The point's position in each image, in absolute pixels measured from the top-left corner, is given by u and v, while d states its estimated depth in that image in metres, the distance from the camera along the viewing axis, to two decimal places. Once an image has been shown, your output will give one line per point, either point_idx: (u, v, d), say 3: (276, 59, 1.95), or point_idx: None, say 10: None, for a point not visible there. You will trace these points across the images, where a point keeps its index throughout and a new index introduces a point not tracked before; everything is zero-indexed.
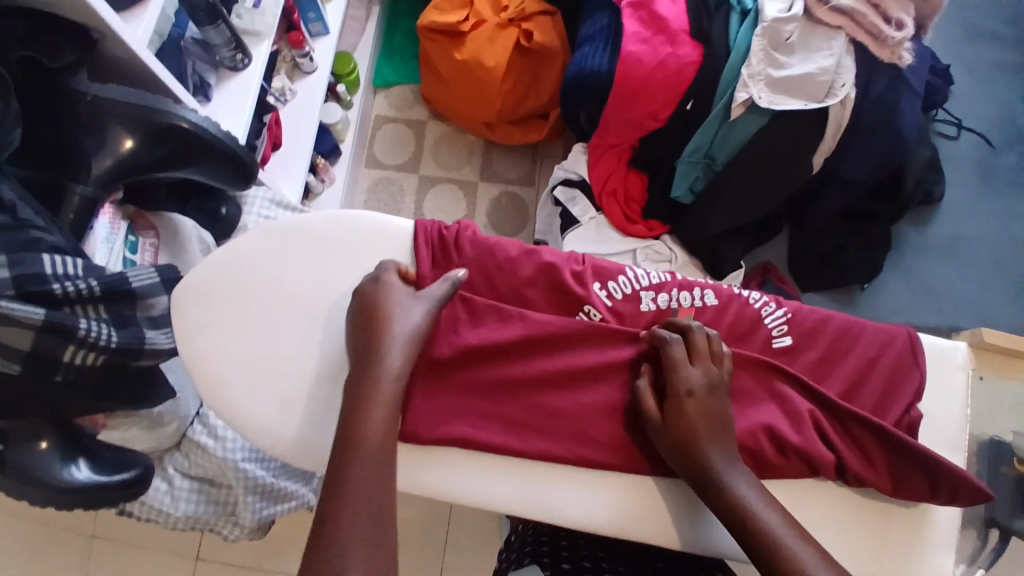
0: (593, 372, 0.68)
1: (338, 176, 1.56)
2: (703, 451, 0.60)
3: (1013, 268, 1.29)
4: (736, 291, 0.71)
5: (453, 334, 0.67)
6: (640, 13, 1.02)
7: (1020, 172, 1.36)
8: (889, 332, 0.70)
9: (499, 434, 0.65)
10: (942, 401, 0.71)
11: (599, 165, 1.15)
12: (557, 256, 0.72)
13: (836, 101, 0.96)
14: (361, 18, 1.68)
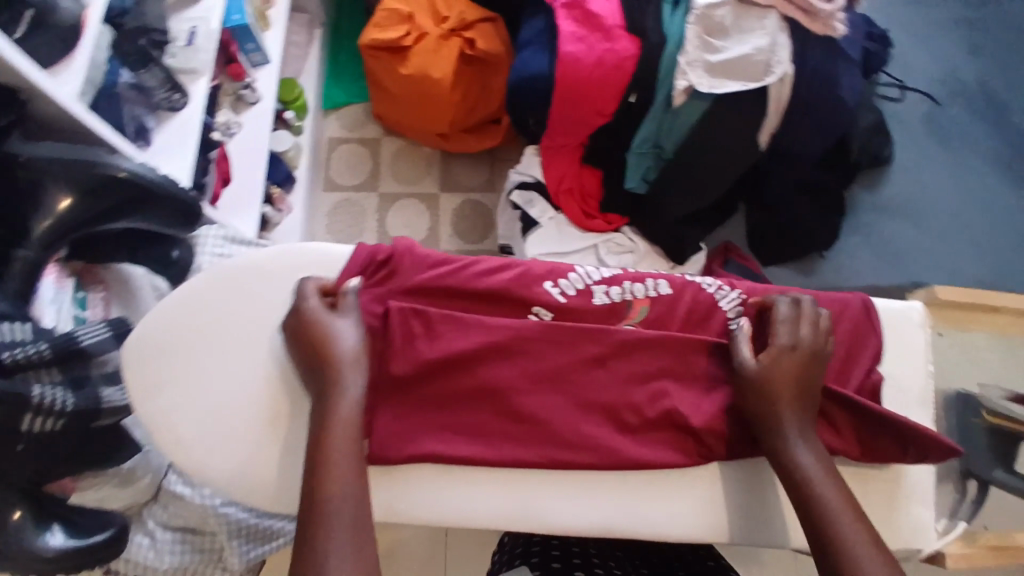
0: (562, 372, 0.64)
1: (295, 203, 1.55)
2: (781, 412, 0.61)
3: (967, 219, 1.32)
4: (689, 278, 0.70)
5: (409, 351, 0.63)
6: (574, 13, 1.02)
7: (966, 125, 1.40)
8: (842, 299, 0.71)
9: (470, 447, 0.63)
10: (906, 362, 0.71)
11: (553, 165, 1.17)
12: (500, 261, 0.69)
13: (774, 80, 0.97)
14: (303, 43, 1.67)
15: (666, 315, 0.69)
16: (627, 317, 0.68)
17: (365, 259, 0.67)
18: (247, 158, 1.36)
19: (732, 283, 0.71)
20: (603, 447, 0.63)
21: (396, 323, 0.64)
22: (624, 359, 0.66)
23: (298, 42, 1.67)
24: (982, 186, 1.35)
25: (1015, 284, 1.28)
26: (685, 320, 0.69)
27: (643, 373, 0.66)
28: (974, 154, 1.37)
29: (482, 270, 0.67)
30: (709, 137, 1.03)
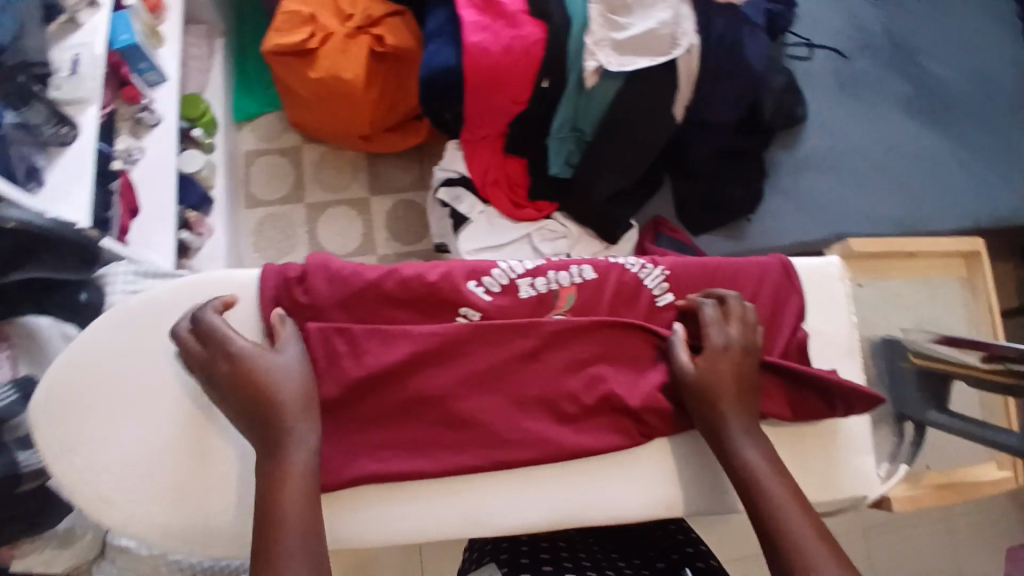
0: (494, 372, 0.63)
1: (216, 224, 1.49)
2: (721, 414, 0.62)
3: (881, 167, 1.37)
4: (613, 260, 0.70)
5: (335, 371, 0.61)
6: (475, 2, 1.00)
7: (873, 76, 1.45)
8: (763, 263, 0.72)
9: (411, 460, 0.62)
10: (829, 317, 0.74)
11: (476, 157, 1.14)
12: (419, 266, 0.66)
13: (681, 52, 0.99)
14: (205, 55, 1.59)
15: (594, 301, 0.68)
16: (557, 307, 0.68)
17: (275, 283, 0.63)
18: (156, 184, 1.29)
19: (655, 260, 0.71)
20: (546, 440, 0.63)
21: (318, 345, 0.61)
22: (558, 350, 0.65)
23: (199, 56, 1.59)
24: (892, 133, 1.40)
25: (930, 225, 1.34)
26: (613, 304, 0.69)
27: (579, 361, 0.65)
28: (883, 104, 1.43)
29: (400, 278, 0.65)
30: (626, 115, 1.02)
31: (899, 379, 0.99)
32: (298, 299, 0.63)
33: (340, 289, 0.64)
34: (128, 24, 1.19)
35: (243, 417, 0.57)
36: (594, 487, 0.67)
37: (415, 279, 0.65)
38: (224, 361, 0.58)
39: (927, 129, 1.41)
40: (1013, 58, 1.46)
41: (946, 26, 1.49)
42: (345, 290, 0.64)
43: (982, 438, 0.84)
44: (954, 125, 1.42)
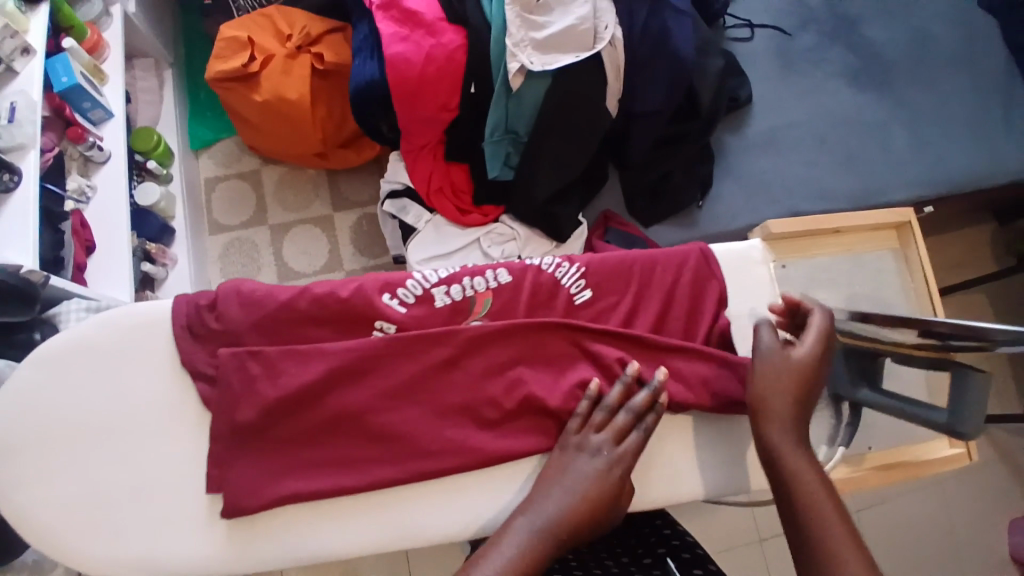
0: (412, 384, 0.64)
1: (180, 255, 1.51)
2: (777, 406, 0.64)
3: (830, 140, 1.37)
4: (529, 261, 0.70)
5: (251, 395, 0.63)
6: (392, 14, 1.01)
7: (816, 50, 1.45)
8: (682, 253, 0.73)
9: (334, 479, 0.63)
10: (750, 298, 0.74)
11: (418, 167, 1.14)
12: (330, 282, 0.67)
13: (604, 45, 1.00)
14: (153, 87, 1.58)
15: (510, 303, 0.69)
16: (472, 312, 0.69)
17: (190, 312, 0.67)
18: (111, 223, 1.28)
19: (572, 258, 0.72)
20: (467, 447, 0.63)
21: (233, 371, 0.63)
22: (475, 357, 0.66)
23: (148, 88, 1.57)
24: (840, 105, 1.41)
25: (891, 193, 1.33)
26: (530, 305, 0.69)
27: (502, 367, 0.66)
28: (828, 77, 1.43)
29: (311, 297, 0.66)
30: (557, 113, 1.03)
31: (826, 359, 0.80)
32: (210, 327, 0.67)
33: (251, 314, 0.66)
34: (68, 66, 1.19)
35: (561, 502, 0.59)
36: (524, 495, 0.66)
37: (326, 297, 0.66)
38: (599, 466, 0.61)
39: (874, 98, 1.42)
40: (952, 20, 1.48)
41: None
42: (258, 313, 0.66)
43: (919, 419, 0.69)
44: (900, 92, 1.42)
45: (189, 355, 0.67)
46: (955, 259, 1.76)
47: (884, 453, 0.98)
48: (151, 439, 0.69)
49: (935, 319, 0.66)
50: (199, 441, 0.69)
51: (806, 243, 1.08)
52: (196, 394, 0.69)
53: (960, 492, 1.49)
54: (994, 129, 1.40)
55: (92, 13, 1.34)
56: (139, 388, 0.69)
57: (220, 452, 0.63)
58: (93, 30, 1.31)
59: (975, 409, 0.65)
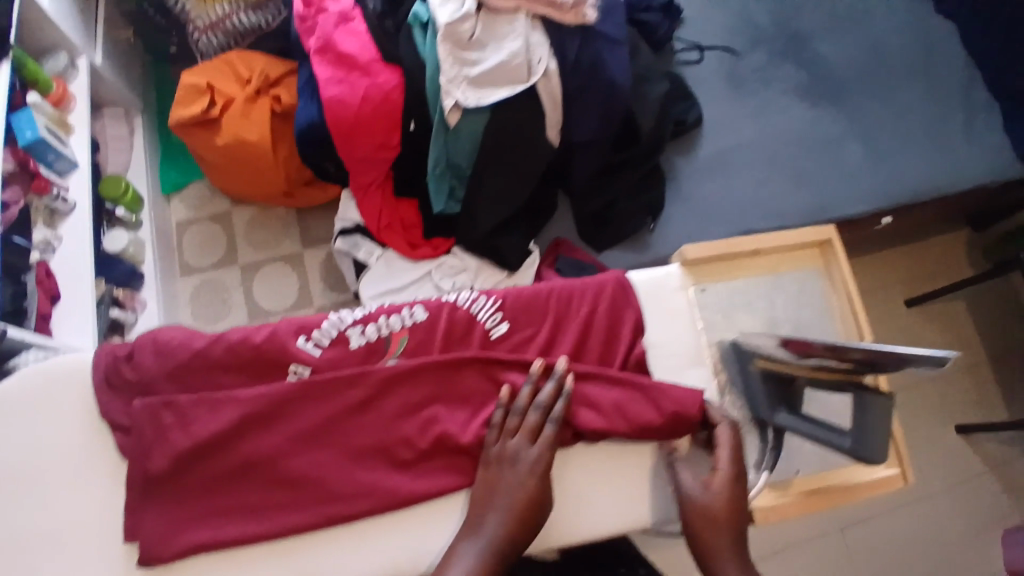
0: (317, 431, 0.72)
1: (149, 298, 1.52)
2: (717, 544, 0.69)
3: (784, 157, 1.37)
4: (444, 299, 0.78)
5: (163, 444, 0.69)
6: (328, 57, 1.05)
7: (765, 69, 1.46)
8: (600, 282, 0.80)
9: (244, 526, 0.69)
10: (670, 324, 0.81)
11: (367, 203, 1.16)
12: (242, 329, 0.75)
13: (538, 77, 1.02)
14: (125, 135, 1.59)
15: (424, 338, 0.77)
16: (389, 350, 0.76)
17: (106, 360, 0.74)
18: (78, 272, 1.25)
19: (490, 292, 0.79)
20: (373, 487, 0.71)
21: (147, 421, 0.70)
22: (384, 398, 0.73)
23: (118, 136, 1.58)
24: (790, 123, 1.41)
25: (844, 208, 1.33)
26: (446, 341, 0.77)
27: (404, 409, 0.73)
28: (780, 94, 1.43)
29: (226, 345, 0.73)
30: (496, 146, 1.05)
31: (749, 382, 0.79)
32: (129, 376, 0.73)
33: (166, 363, 0.73)
34: (32, 119, 1.19)
35: (500, 519, 0.68)
36: (423, 536, 0.72)
37: (238, 345, 0.73)
38: (523, 470, 0.70)
39: (825, 113, 1.42)
40: (903, 31, 1.49)
41: (833, 10, 1.51)
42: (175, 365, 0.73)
43: (831, 443, 0.73)
44: (852, 104, 1.43)
45: (106, 407, 0.74)
46: (932, 267, 1.71)
47: (810, 478, 0.84)
48: (78, 482, 0.73)
49: (851, 347, 0.68)
50: (115, 487, 0.73)
51: (725, 266, 0.90)
52: (111, 443, 0.74)
53: (946, 506, 1.50)
54: (950, 137, 1.41)
55: (57, 68, 1.34)
56: (63, 435, 0.74)
57: (135, 499, 0.69)
58: (59, 83, 1.32)
59: (875, 431, 0.71)
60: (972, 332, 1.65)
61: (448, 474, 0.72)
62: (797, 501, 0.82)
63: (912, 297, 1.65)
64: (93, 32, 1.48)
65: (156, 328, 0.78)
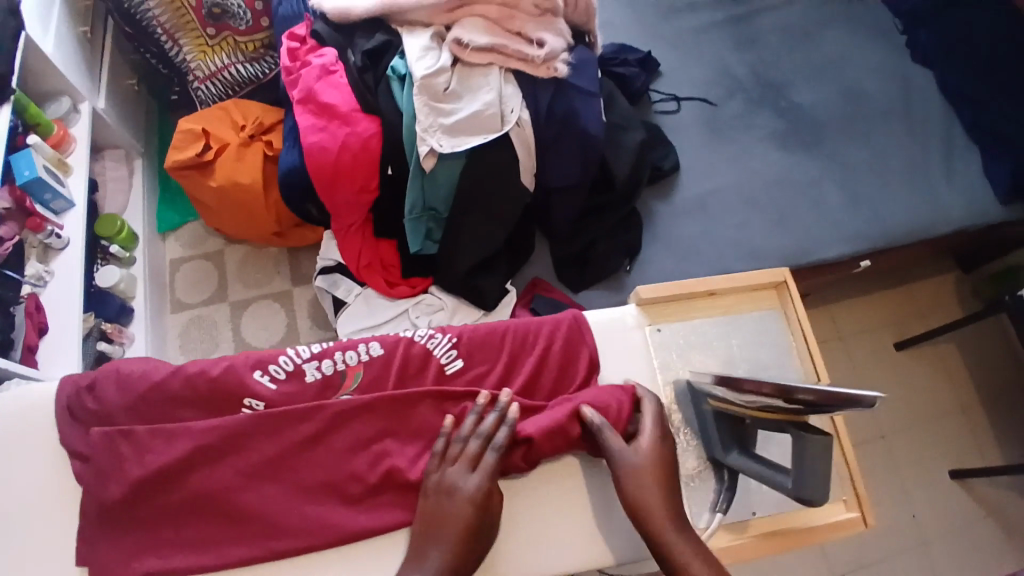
0: (269, 465, 0.76)
1: (137, 332, 1.54)
2: (657, 519, 0.73)
3: (765, 198, 1.38)
4: (400, 337, 0.84)
5: (117, 474, 0.74)
6: (310, 107, 1.11)
7: (744, 117, 1.48)
8: (555, 323, 0.87)
9: (189, 559, 0.72)
10: (623, 359, 0.89)
11: (347, 244, 1.19)
12: (202, 363, 0.79)
13: (511, 126, 1.07)
14: (123, 177, 1.65)
15: (379, 372, 0.82)
16: (343, 385, 0.81)
17: (70, 391, 0.78)
18: (66, 306, 1.28)
19: (445, 330, 0.85)
20: (320, 523, 0.74)
21: (104, 449, 0.74)
22: (336, 433, 0.77)
23: (118, 177, 1.65)
24: (769, 167, 1.42)
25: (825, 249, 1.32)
26: (401, 376, 0.82)
27: (351, 446, 0.77)
28: (758, 141, 1.45)
29: (185, 378, 0.78)
30: (471, 190, 1.09)
31: (704, 422, 0.83)
32: (92, 405, 0.78)
33: (127, 394, 0.78)
34: (31, 160, 1.25)
35: (441, 553, 0.70)
36: (364, 572, 0.75)
37: (197, 378, 0.78)
38: (463, 498, 0.72)
39: (802, 158, 1.43)
40: (879, 79, 1.53)
41: (808, 60, 1.56)
42: (136, 396, 0.78)
43: (773, 483, 0.74)
44: (829, 150, 1.44)
45: (67, 436, 0.77)
46: (922, 308, 1.69)
47: (769, 520, 0.85)
48: (40, 513, 0.76)
49: (795, 387, 0.66)
50: (70, 517, 0.76)
51: (681, 307, 0.93)
52: (70, 472, 0.77)
53: (943, 553, 1.47)
54: (930, 177, 1.42)
55: (58, 113, 1.42)
56: (27, 463, 0.77)
57: (89, 528, 0.73)
58: (60, 126, 1.39)
59: (817, 473, 0.69)
60: (963, 374, 1.63)
61: (391, 510, 0.75)
62: (753, 543, 0.83)
63: (902, 341, 1.64)
64: (98, 79, 1.55)
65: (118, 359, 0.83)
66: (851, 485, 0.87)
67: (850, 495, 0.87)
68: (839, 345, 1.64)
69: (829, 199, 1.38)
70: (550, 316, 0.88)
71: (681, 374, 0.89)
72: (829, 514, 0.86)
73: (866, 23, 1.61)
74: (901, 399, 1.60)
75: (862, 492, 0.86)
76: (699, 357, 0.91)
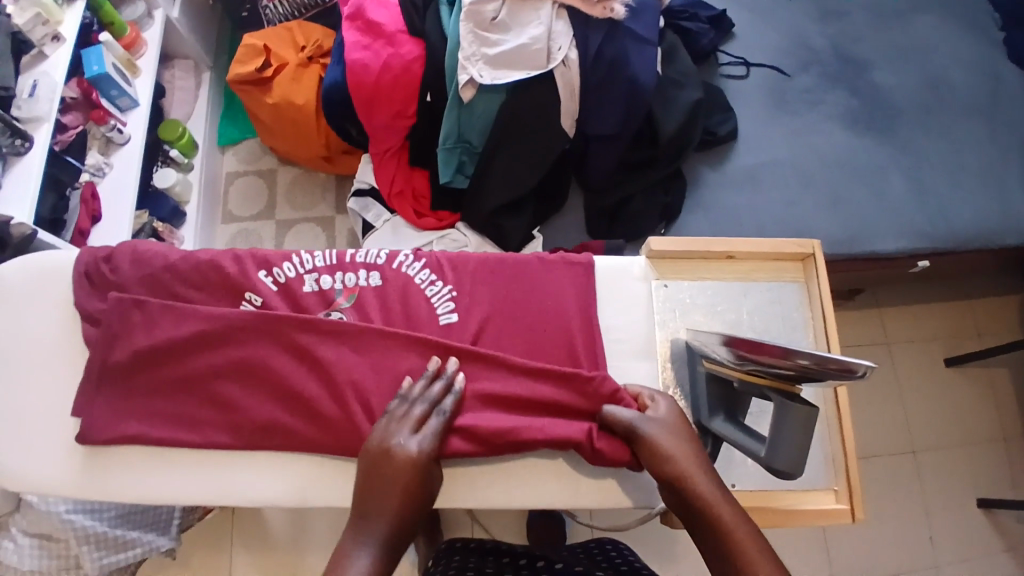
0: (253, 366, 0.81)
1: (187, 235, 1.61)
2: (700, 487, 0.71)
3: (823, 180, 1.28)
4: (400, 272, 0.87)
5: (125, 340, 0.81)
6: (358, 24, 1.13)
7: (816, 91, 1.37)
8: (559, 293, 0.86)
9: (172, 431, 0.79)
10: (625, 308, 0.88)
11: (383, 169, 1.21)
12: (215, 256, 0.86)
13: (556, 64, 1.04)
14: (190, 87, 1.72)
15: (373, 300, 0.86)
16: (337, 302, 0.86)
17: (92, 258, 0.85)
18: (120, 197, 1.35)
19: (446, 279, 0.87)
20: (290, 430, 0.79)
21: (117, 314, 0.81)
22: (323, 349, 0.82)
23: (184, 87, 1.72)
24: (834, 147, 1.31)
25: (876, 240, 1.23)
26: (396, 308, 0.86)
27: (329, 365, 0.81)
28: (826, 118, 1.34)
29: (202, 265, 0.85)
30: (506, 128, 1.07)
31: (697, 382, 0.82)
32: (109, 275, 0.85)
33: (140, 270, 0.85)
34: (100, 56, 1.29)
35: (389, 514, 0.70)
36: (325, 474, 0.80)
37: (212, 268, 0.85)
38: (405, 456, 0.73)
39: (872, 142, 1.32)
40: (973, 68, 1.39)
41: (898, 39, 1.42)
42: (155, 275, 0.85)
43: (744, 448, 0.72)
44: (903, 139, 1.32)
45: (83, 299, 0.84)
46: (978, 325, 1.57)
47: (749, 495, 0.82)
48: (52, 367, 0.83)
49: (795, 351, 0.61)
50: (74, 375, 0.83)
51: (693, 266, 0.91)
52: (80, 336, 0.84)
53: None
54: (1010, 181, 1.29)
55: (134, 14, 1.47)
56: (48, 319, 0.85)
57: (90, 384, 0.80)
58: (133, 28, 1.45)
59: (790, 441, 0.66)
60: (1009, 402, 1.52)
61: (355, 426, 0.79)
62: None
63: (951, 357, 1.53)
64: None
65: (135, 239, 0.89)
66: (846, 476, 0.82)
67: (842, 486, 0.83)
68: (881, 348, 1.54)
69: (893, 189, 1.28)
70: (555, 277, 0.88)
71: (680, 333, 0.88)
72: (815, 501, 0.83)
73: (968, 7, 1.46)
74: (938, 418, 1.50)
75: (855, 484, 0.82)
76: (706, 322, 0.88)
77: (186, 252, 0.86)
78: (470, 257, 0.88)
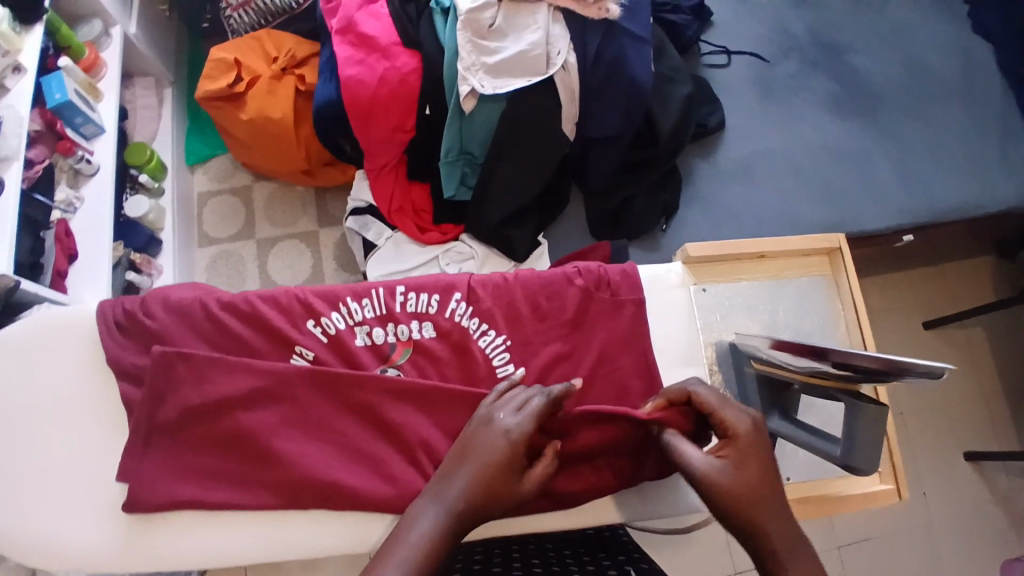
0: (311, 421, 0.78)
1: (165, 264, 1.54)
2: (766, 520, 0.63)
3: (814, 166, 1.31)
4: (452, 323, 0.83)
5: (173, 396, 0.77)
6: (349, 38, 1.09)
7: (799, 77, 1.39)
8: (619, 335, 0.84)
9: (230, 492, 0.76)
10: (662, 316, 0.88)
11: (382, 185, 1.17)
12: (260, 299, 0.82)
13: (556, 70, 1.03)
14: (153, 105, 1.63)
15: (427, 354, 0.83)
16: (391, 358, 0.82)
17: (124, 308, 0.81)
18: (95, 231, 1.27)
19: (501, 328, 0.84)
20: (351, 490, 0.76)
21: (161, 369, 0.77)
22: (379, 405, 0.79)
23: (148, 105, 1.62)
24: (821, 132, 1.34)
25: (869, 221, 1.27)
26: (452, 362, 0.83)
27: (391, 422, 0.79)
28: (812, 104, 1.37)
29: (251, 313, 0.81)
30: (510, 136, 1.05)
31: (745, 383, 0.84)
32: (145, 324, 0.80)
33: (179, 319, 0.81)
34: (62, 83, 1.22)
35: (464, 480, 0.66)
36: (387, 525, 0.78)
37: (262, 315, 0.81)
38: (496, 429, 0.69)
39: (856, 125, 1.35)
40: (945, 48, 1.43)
41: (871, 21, 1.46)
42: (198, 325, 0.81)
43: (816, 449, 0.72)
44: (885, 121, 1.36)
45: (118, 352, 0.79)
46: (955, 292, 1.64)
47: (800, 486, 0.85)
48: (74, 430, 0.78)
49: (856, 354, 0.62)
50: (101, 434, 0.79)
51: (731, 268, 0.93)
52: (116, 394, 0.80)
53: (950, 542, 1.46)
54: (986, 156, 1.34)
55: (91, 34, 1.38)
56: (67, 377, 0.80)
57: (136, 445, 0.76)
58: (92, 50, 1.36)
59: (865, 438, 0.67)
60: (987, 362, 1.59)
61: (420, 480, 0.77)
62: None
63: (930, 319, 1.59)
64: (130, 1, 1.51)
65: (168, 285, 0.85)
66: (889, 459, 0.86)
67: (886, 468, 0.86)
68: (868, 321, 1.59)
69: (879, 170, 1.31)
70: (614, 318, 0.85)
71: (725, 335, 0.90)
72: (863, 485, 0.86)
73: None
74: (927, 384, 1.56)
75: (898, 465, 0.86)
76: (736, 318, 0.91)
77: (230, 297, 0.82)
78: (522, 304, 0.84)
